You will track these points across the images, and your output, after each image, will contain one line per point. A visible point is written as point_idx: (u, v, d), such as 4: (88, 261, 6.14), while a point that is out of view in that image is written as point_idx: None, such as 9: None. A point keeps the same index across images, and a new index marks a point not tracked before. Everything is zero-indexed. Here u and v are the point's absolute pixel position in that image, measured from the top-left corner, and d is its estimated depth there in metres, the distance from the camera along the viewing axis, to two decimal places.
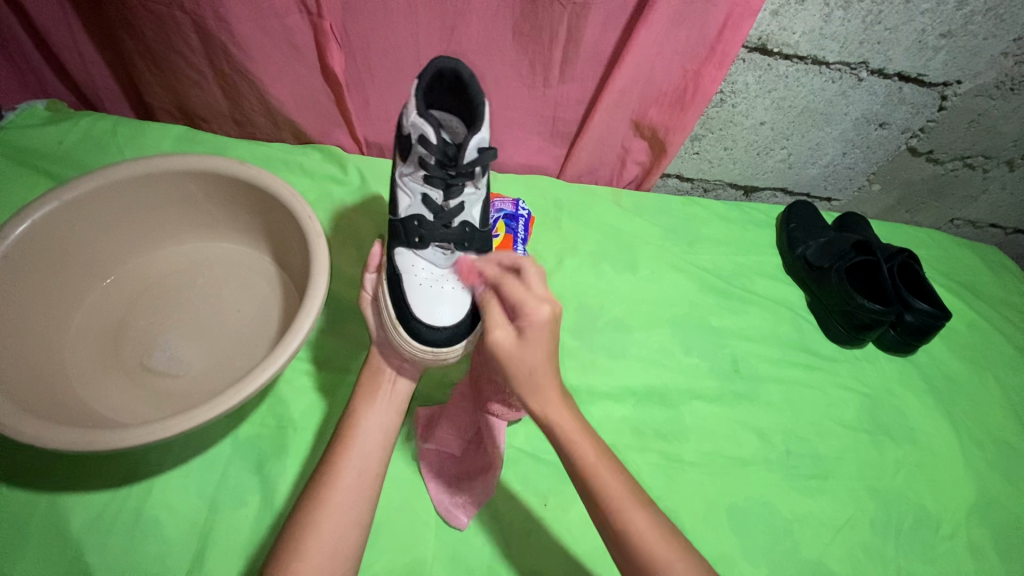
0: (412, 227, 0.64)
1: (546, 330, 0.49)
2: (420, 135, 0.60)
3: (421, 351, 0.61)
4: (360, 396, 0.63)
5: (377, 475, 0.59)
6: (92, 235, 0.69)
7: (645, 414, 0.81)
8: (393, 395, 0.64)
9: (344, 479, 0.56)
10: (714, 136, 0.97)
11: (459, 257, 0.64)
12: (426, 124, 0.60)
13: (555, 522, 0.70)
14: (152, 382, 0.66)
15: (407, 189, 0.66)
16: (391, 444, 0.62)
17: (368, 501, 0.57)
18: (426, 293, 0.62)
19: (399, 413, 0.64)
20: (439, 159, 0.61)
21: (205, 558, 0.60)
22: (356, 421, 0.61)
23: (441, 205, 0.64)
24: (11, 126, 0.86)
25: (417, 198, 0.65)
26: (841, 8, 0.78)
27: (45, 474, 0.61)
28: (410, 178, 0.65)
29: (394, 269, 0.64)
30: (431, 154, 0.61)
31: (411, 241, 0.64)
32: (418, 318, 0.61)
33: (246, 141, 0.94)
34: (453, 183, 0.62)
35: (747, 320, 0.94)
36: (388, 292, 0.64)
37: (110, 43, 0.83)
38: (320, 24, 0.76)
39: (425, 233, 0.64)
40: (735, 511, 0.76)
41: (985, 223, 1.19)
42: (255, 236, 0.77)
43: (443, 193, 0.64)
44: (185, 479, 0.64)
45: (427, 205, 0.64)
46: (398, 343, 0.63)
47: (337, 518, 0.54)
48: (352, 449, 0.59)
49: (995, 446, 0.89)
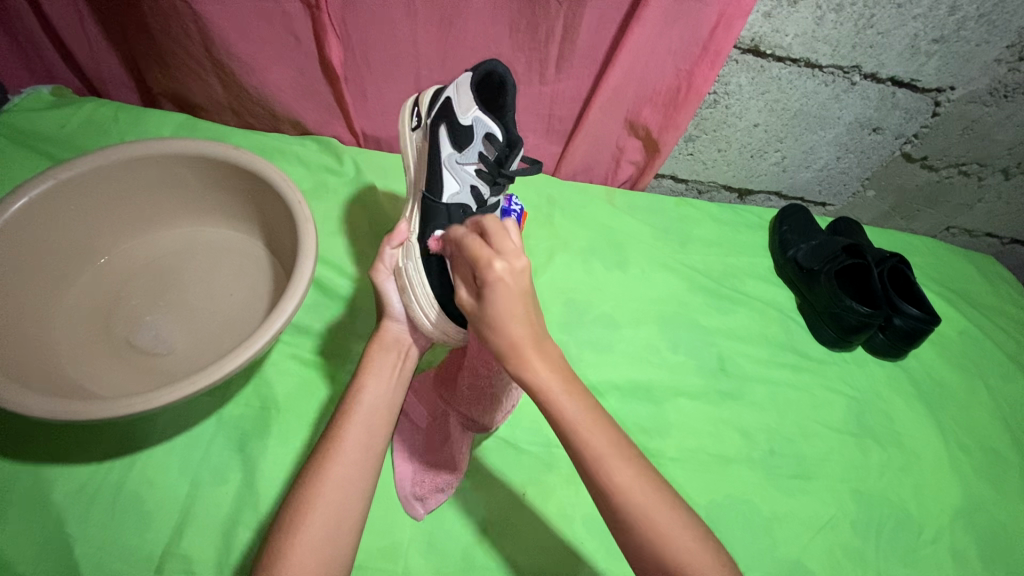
0: (459, 215, 0.66)
1: (517, 286, 0.43)
2: (485, 132, 0.64)
3: (457, 333, 0.63)
4: (366, 369, 0.63)
5: (380, 448, 0.59)
6: (84, 216, 0.70)
7: (629, 410, 0.81)
8: (400, 370, 0.64)
9: (347, 451, 0.56)
10: (708, 137, 0.98)
11: None
12: (493, 124, 0.64)
13: (534, 511, 0.70)
14: (139, 360, 0.67)
15: (456, 176, 0.66)
16: (395, 419, 0.62)
17: (371, 474, 0.57)
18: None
19: (402, 390, 0.64)
20: (496, 158, 0.66)
21: (183, 534, 0.61)
22: (359, 392, 0.61)
23: (485, 199, 0.69)
24: (15, 110, 0.88)
25: (466, 186, 0.67)
26: (833, 11, 0.78)
27: (29, 446, 0.62)
28: (462, 167, 0.66)
29: (434, 250, 0.64)
30: (491, 151, 0.66)
31: (456, 226, 0.66)
32: (454, 298, 0.63)
33: (246, 131, 0.96)
34: (499, 182, 0.68)
35: (735, 320, 0.94)
36: (422, 271, 0.64)
37: (114, 31, 0.84)
38: (320, 17, 0.78)
39: (470, 223, 0.67)
40: (715, 508, 0.76)
41: (981, 233, 1.18)
42: (249, 222, 0.78)
43: (490, 188, 0.68)
44: (168, 456, 0.65)
45: (475, 195, 0.67)
46: (421, 321, 0.64)
47: (340, 489, 0.54)
48: (355, 422, 0.58)
49: (982, 452, 0.88)
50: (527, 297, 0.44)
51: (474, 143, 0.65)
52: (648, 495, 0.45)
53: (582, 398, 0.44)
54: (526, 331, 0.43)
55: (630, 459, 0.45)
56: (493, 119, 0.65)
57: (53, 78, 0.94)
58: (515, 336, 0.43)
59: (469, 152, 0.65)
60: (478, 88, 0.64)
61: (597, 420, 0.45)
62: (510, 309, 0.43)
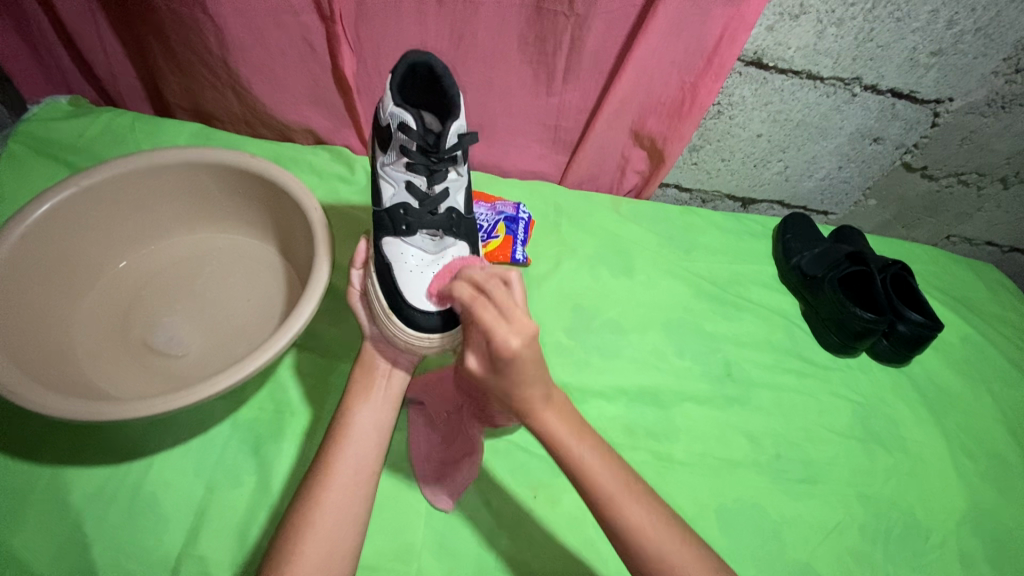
0: (398, 215, 0.63)
1: (532, 358, 0.45)
2: (398, 123, 0.60)
3: (418, 338, 0.60)
4: (355, 392, 0.63)
5: (372, 472, 0.59)
6: (103, 223, 0.72)
7: (637, 414, 0.82)
8: (388, 390, 0.65)
9: (339, 477, 0.57)
10: (712, 147, 1.00)
11: (450, 243, 0.64)
12: (403, 114, 0.59)
13: (545, 514, 0.71)
14: (156, 364, 0.68)
15: (390, 178, 0.65)
16: (387, 442, 0.62)
17: (364, 498, 0.57)
18: (419, 279, 0.61)
19: (390, 410, 0.64)
20: (421, 146, 0.61)
21: (199, 536, 0.62)
22: (348, 417, 0.61)
23: (426, 191, 0.64)
24: (33, 119, 0.90)
25: (401, 186, 0.64)
26: (833, 25, 0.81)
27: (47, 448, 0.63)
28: (391, 167, 0.64)
29: (385, 263, 0.63)
30: (412, 141, 0.61)
31: (399, 230, 0.64)
32: (411, 304, 0.60)
33: (259, 140, 0.98)
34: (437, 169, 0.62)
35: (741, 326, 0.95)
36: (378, 284, 0.64)
37: (134, 42, 0.86)
38: (334, 30, 0.80)
39: (412, 221, 0.63)
40: (724, 512, 0.77)
41: (981, 241, 1.20)
42: (263, 229, 0.79)
43: (427, 179, 0.63)
44: (184, 459, 0.66)
45: (411, 191, 0.63)
46: (392, 333, 0.62)
47: (335, 515, 0.55)
48: (348, 444, 0.59)
49: (987, 458, 0.89)
50: (544, 366, 0.47)
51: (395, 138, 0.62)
52: (648, 519, 0.51)
53: (587, 438, 0.51)
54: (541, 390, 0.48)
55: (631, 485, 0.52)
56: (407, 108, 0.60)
57: (71, 88, 0.96)
58: (532, 396, 0.48)
59: (393, 150, 0.63)
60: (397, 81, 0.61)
61: (603, 460, 0.51)
62: (532, 379, 0.46)
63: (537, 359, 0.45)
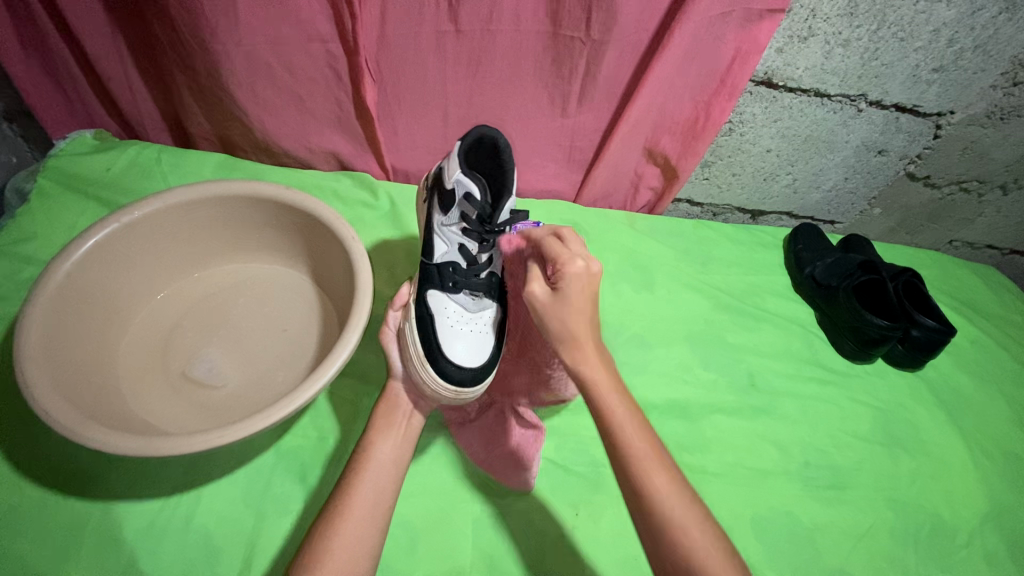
0: (447, 272, 0.68)
1: (586, 288, 0.55)
2: (465, 192, 0.65)
3: (446, 390, 0.64)
4: (376, 426, 0.65)
5: (386, 507, 0.60)
6: (141, 257, 0.73)
7: (667, 426, 0.84)
8: (408, 427, 0.67)
9: (357, 510, 0.58)
10: (723, 163, 1.03)
11: (488, 304, 0.69)
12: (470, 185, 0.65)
13: (588, 530, 0.73)
14: (199, 396, 0.69)
15: (444, 238, 0.69)
16: (402, 476, 0.63)
17: (378, 531, 0.58)
18: (458, 335, 0.66)
19: (409, 447, 0.65)
20: (480, 215, 0.66)
21: (252, 566, 0.62)
22: (367, 450, 0.63)
23: (475, 256, 0.69)
24: (60, 155, 0.91)
25: (453, 246, 0.69)
26: (841, 46, 0.84)
27: (98, 484, 0.64)
28: (449, 229, 0.69)
29: (426, 311, 0.67)
30: (473, 210, 0.66)
31: (445, 285, 0.68)
32: (447, 358, 0.64)
33: (282, 169, 1.00)
34: (487, 240, 0.68)
35: (760, 336, 0.97)
36: (417, 331, 0.66)
37: (159, 77, 0.88)
38: (356, 60, 0.82)
39: (459, 279, 0.68)
40: (759, 521, 0.78)
41: (982, 245, 1.24)
42: (296, 258, 0.81)
43: (478, 246, 0.69)
44: (232, 489, 0.67)
45: (463, 254, 0.68)
46: (421, 380, 0.66)
47: (350, 549, 0.56)
48: (364, 478, 0.61)
49: (1005, 457, 0.92)
50: (595, 304, 0.55)
51: (456, 205, 0.67)
52: (675, 498, 0.51)
53: (628, 400, 0.54)
54: (586, 327, 0.54)
55: (663, 461, 0.53)
56: (474, 179, 0.66)
57: (95, 123, 0.97)
58: (577, 330, 0.54)
59: (453, 213, 0.67)
60: (465, 151, 0.66)
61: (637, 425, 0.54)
62: (581, 309, 0.54)
63: (593, 293, 0.55)
